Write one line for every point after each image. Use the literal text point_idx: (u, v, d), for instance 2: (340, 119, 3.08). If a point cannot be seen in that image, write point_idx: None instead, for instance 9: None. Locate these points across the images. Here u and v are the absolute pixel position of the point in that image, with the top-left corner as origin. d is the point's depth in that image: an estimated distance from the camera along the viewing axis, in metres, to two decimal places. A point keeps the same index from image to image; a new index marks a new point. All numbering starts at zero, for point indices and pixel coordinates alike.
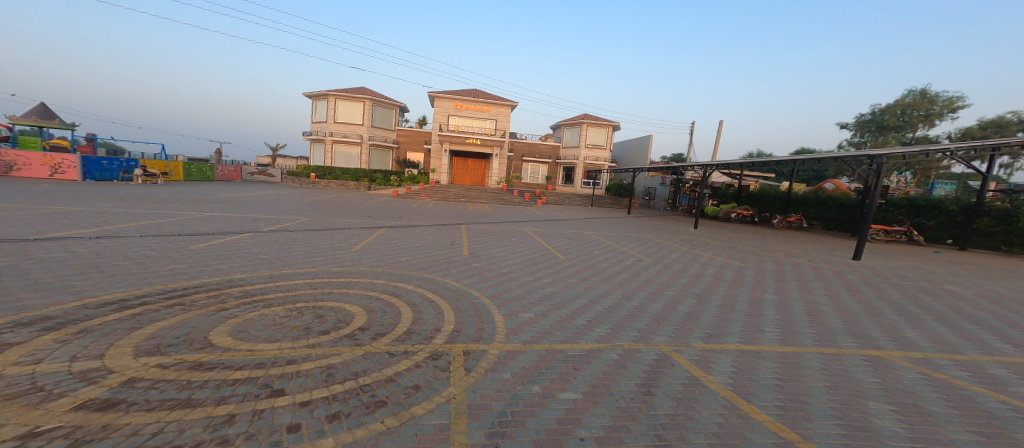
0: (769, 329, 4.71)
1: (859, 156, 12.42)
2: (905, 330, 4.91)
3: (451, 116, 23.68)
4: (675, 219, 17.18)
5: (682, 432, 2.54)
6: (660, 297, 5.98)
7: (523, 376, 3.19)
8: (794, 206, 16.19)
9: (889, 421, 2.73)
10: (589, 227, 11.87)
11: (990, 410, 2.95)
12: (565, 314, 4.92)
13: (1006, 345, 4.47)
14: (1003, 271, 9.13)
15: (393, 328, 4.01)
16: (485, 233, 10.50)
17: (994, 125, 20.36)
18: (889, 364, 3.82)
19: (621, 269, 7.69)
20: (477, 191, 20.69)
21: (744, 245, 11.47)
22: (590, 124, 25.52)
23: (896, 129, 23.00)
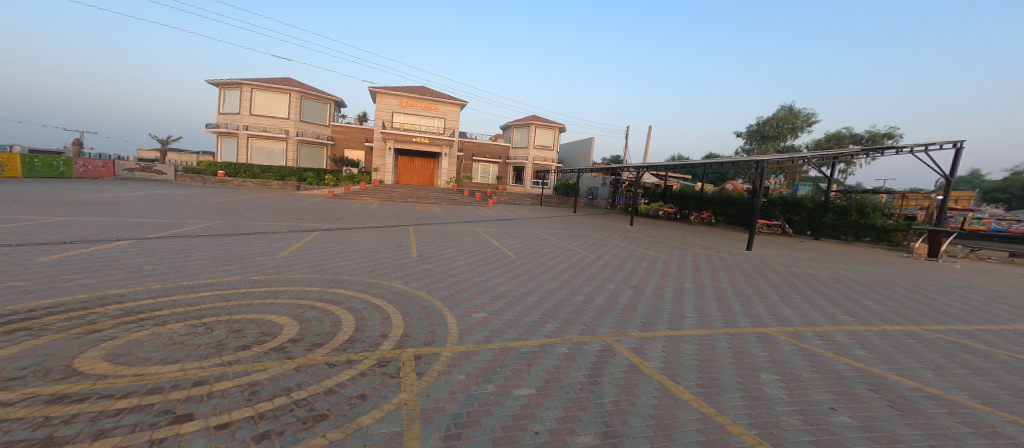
0: (689, 316, 5.50)
1: (748, 161, 14.63)
2: (783, 309, 6.05)
3: (396, 114, 22.85)
4: (609, 217, 18.58)
5: (624, 416, 2.84)
6: (603, 291, 6.57)
7: (477, 376, 3.30)
8: (706, 205, 18.49)
9: (775, 389, 3.39)
10: (534, 226, 12.37)
11: (839, 372, 3.84)
12: (517, 312, 5.19)
13: (846, 316, 5.77)
14: (847, 256, 11.55)
15: (334, 337, 3.82)
16: (433, 234, 10.38)
17: (836, 137, 25.58)
18: (773, 339, 4.71)
19: (567, 266, 8.25)
20: (426, 191, 20.23)
21: (668, 239, 12.90)
22: (539, 125, 26.28)
23: (773, 139, 27.53)
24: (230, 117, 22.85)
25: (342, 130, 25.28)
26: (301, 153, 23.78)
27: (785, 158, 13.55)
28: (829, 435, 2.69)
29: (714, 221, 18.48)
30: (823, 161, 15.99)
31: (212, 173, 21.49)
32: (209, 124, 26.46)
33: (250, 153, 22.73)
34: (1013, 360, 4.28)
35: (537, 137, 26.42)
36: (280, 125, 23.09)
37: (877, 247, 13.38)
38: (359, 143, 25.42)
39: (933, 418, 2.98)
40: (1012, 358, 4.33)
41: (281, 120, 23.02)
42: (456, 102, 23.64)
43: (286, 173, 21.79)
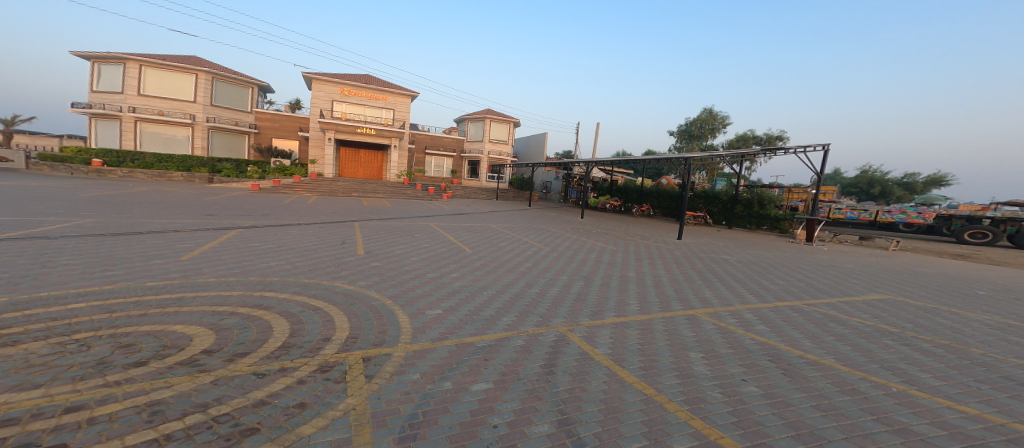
0: (632, 303, 5.82)
1: (677, 158, 15.84)
2: (706, 292, 6.66)
3: (336, 103, 21.19)
4: (561, 210, 19.12)
5: (577, 403, 2.89)
6: (556, 283, 6.68)
7: (433, 375, 3.13)
8: (646, 199, 19.76)
9: (701, 366, 3.73)
10: (487, 220, 12.27)
11: (748, 345, 4.32)
12: (472, 307, 5.03)
13: (751, 295, 6.50)
14: (752, 243, 13.04)
15: (263, 345, 3.30)
16: (380, 230, 9.78)
17: (744, 139, 28.81)
18: (698, 320, 5.16)
19: (522, 259, 8.26)
20: (374, 185, 19.09)
21: (614, 231, 13.59)
22: (493, 119, 26.10)
23: (698, 138, 30.04)
24: (112, 96, 19.62)
25: (269, 117, 22.67)
26: (212, 140, 21.09)
27: (704, 156, 14.92)
28: (742, 404, 3.01)
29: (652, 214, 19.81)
30: (733, 159, 17.74)
31: (84, 161, 17.82)
32: (79, 103, 22.18)
33: (140, 137, 19.70)
34: (863, 326, 5.11)
35: (492, 131, 26.20)
36: (184, 109, 20.34)
37: (773, 234, 15.27)
38: (291, 132, 23.21)
39: (812, 381, 3.46)
40: (863, 324, 5.18)
41: (185, 103, 20.25)
42: (405, 93, 22.55)
43: (194, 164, 19.27)
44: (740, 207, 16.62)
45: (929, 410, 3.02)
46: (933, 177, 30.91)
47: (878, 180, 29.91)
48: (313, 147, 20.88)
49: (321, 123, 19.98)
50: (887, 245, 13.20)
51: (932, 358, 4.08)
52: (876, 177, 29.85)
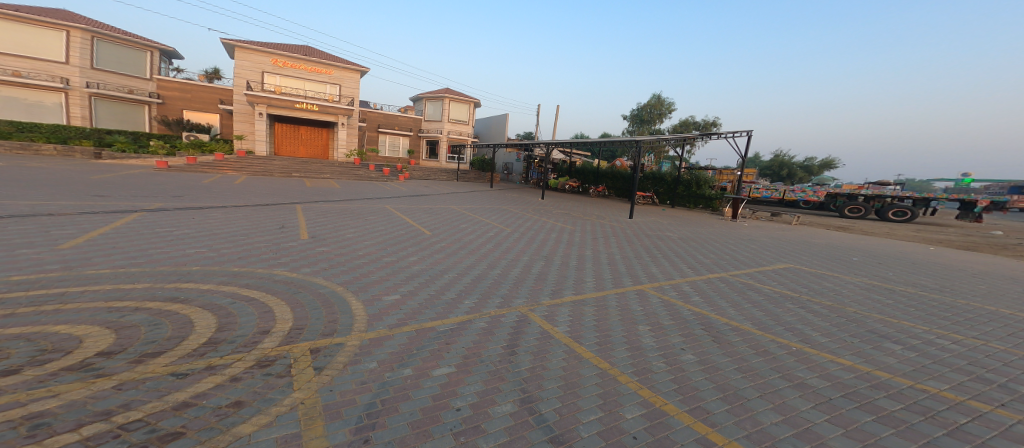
0: (589, 280, 5.72)
1: (629, 141, 16.22)
2: (652, 267, 6.83)
3: (268, 75, 19.09)
4: (520, 191, 18.96)
5: (538, 381, 2.78)
6: (518, 263, 6.29)
7: (392, 361, 2.74)
8: (602, 180, 20.25)
9: (648, 338, 3.73)
10: (446, 202, 11.75)
11: (686, 315, 4.41)
12: (434, 290, 4.30)
13: (688, 269, 6.78)
14: (688, 221, 13.78)
15: (183, 342, 2.58)
16: (326, 214, 8.77)
17: (689, 125, 30.31)
18: (646, 294, 5.19)
19: (482, 240, 7.71)
20: (317, 164, 17.66)
21: (572, 211, 13.68)
22: (452, 98, 25.03)
23: (647, 123, 31.09)
24: None
25: (178, 86, 19.93)
26: (97, 109, 17.96)
27: (653, 140, 15.40)
28: (682, 373, 3.08)
29: (607, 195, 20.37)
30: (680, 142, 18.52)
31: None
32: None
33: None
34: (769, 292, 5.49)
35: (450, 111, 25.13)
36: (55, 71, 17.09)
37: (705, 212, 16.28)
38: (208, 103, 20.45)
39: (733, 346, 3.62)
40: (772, 291, 5.56)
41: (56, 64, 17.01)
42: (352, 67, 20.78)
43: (73, 134, 16.18)
44: (682, 188, 17.54)
45: (819, 364, 3.33)
46: (825, 162, 35.15)
47: (788, 164, 33.07)
48: (241, 122, 19.02)
49: (249, 96, 17.95)
50: (790, 221, 14.65)
51: (819, 318, 4.48)
52: (787, 161, 32.94)
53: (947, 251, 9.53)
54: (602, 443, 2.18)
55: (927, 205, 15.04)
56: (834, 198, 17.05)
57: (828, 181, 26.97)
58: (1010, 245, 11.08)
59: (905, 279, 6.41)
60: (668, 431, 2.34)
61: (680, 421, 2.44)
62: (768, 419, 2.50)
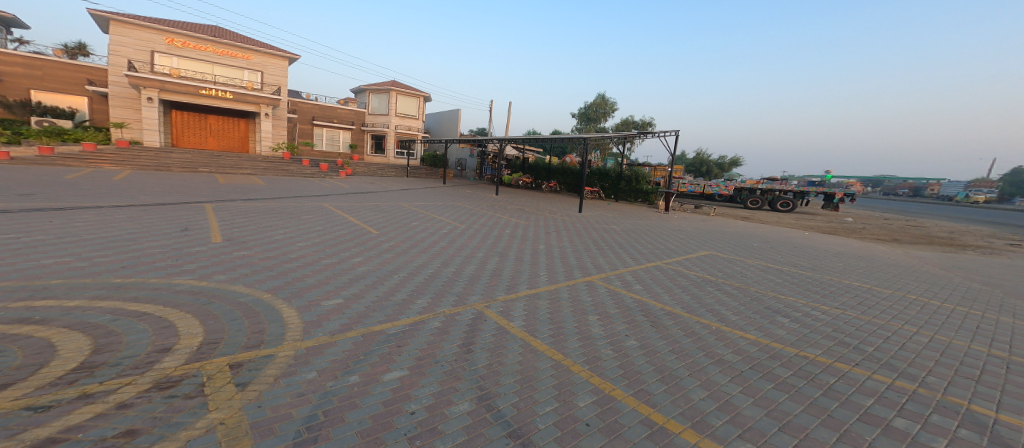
0: (543, 274, 5.70)
1: (577, 138, 16.60)
2: (598, 259, 7.02)
3: (160, 55, 16.53)
4: (471, 186, 18.72)
5: (495, 377, 2.66)
6: (473, 260, 6.11)
7: (335, 370, 2.47)
8: (554, 175, 20.65)
9: (597, 327, 3.76)
10: (395, 199, 11.24)
11: (629, 303, 4.54)
12: (382, 291, 3.98)
13: (630, 259, 7.03)
14: (628, 214, 14.40)
15: (44, 370, 2.00)
16: (253, 213, 7.45)
17: (630, 124, 31.84)
18: (594, 285, 5.27)
19: (436, 237, 7.34)
20: (241, 160, 16.06)
21: (525, 207, 13.73)
22: (400, 92, 23.98)
23: (593, 121, 32.14)
24: None
25: (19, 60, 15.42)
26: None
27: (601, 137, 15.86)
28: (626, 357, 3.13)
29: (558, 190, 20.77)
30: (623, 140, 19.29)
31: None
32: None
33: None
34: (694, 277, 5.82)
35: (398, 105, 24.10)
36: None
37: (644, 205, 17.16)
38: (69, 84, 16.26)
39: (667, 329, 3.77)
40: (696, 276, 5.91)
41: None
42: (274, 53, 18.92)
43: None
44: (626, 184, 18.33)
45: (732, 340, 3.55)
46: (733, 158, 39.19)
47: (708, 162, 35.93)
48: (127, 110, 16.31)
49: (132, 78, 15.33)
50: (709, 212, 16.01)
51: (732, 298, 4.82)
52: (705, 159, 36.03)
53: (818, 235, 10.93)
54: (558, 433, 2.13)
55: (803, 195, 17.82)
56: (740, 192, 18.80)
57: (741, 176, 29.94)
58: (862, 229, 13.12)
59: (802, 261, 7.19)
60: (617, 416, 2.34)
61: (627, 405, 2.47)
62: (697, 395, 2.62)
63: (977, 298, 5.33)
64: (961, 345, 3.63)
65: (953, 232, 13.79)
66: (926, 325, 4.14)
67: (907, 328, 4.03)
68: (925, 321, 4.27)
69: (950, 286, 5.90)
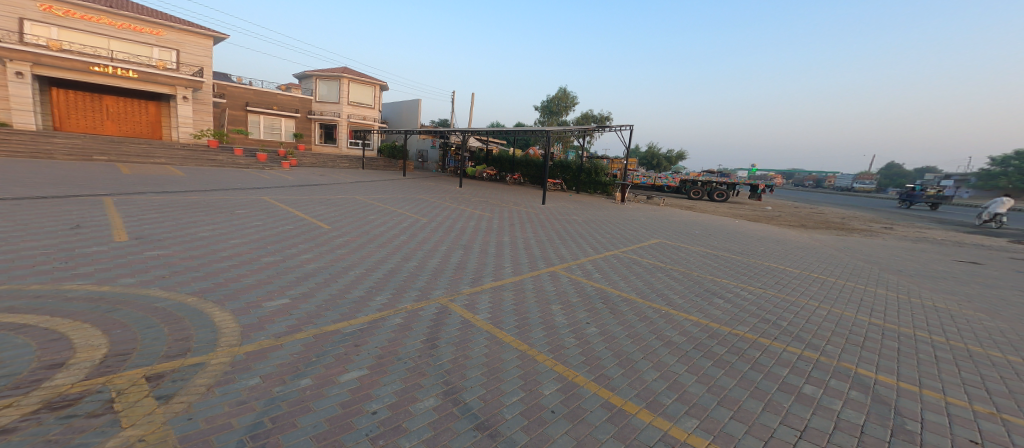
0: (508, 265, 5.66)
1: (538, 131, 16.62)
2: (560, 249, 7.10)
3: (33, 24, 13.61)
4: (433, 179, 18.29)
5: (461, 371, 2.60)
6: (436, 254, 5.97)
7: (283, 374, 2.31)
8: (517, 168, 20.69)
9: (560, 315, 3.79)
10: (352, 192, 10.72)
11: (589, 290, 4.63)
12: (336, 289, 3.77)
13: (590, 249, 7.18)
14: (588, 205, 14.76)
15: None
16: (170, 204, 6.65)
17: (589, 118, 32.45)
18: (557, 275, 5.32)
19: (395, 231, 7.07)
20: (162, 146, 14.28)
21: (488, 199, 13.61)
22: (352, 79, 22.78)
23: (555, 114, 32.37)
24: None
25: None
26: None
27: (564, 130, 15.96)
28: (587, 344, 3.17)
29: (522, 182, 20.83)
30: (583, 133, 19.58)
31: None
32: None
33: None
34: (647, 264, 6.05)
35: (351, 93, 22.92)
36: None
37: (603, 197, 17.61)
38: None
39: (624, 314, 3.87)
40: (649, 263, 6.13)
41: None
42: (192, 30, 16.38)
43: None
44: (586, 176, 18.68)
45: (678, 323, 3.70)
46: (679, 153, 41.29)
47: (659, 155, 37.48)
48: None
49: None
50: (659, 202, 16.68)
51: (679, 282, 5.05)
52: (656, 152, 37.58)
53: (742, 222, 11.72)
54: (525, 422, 2.12)
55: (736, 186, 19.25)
56: (685, 184, 19.83)
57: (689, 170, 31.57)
58: (778, 216, 14.27)
59: (743, 246, 7.67)
60: (580, 401, 2.36)
61: (589, 390, 2.49)
62: (650, 376, 2.70)
63: (869, 275, 5.94)
64: (853, 317, 4.03)
65: (844, 218, 15.43)
66: (846, 301, 4.55)
67: (831, 305, 4.39)
68: (845, 298, 4.68)
69: (867, 267, 6.52)
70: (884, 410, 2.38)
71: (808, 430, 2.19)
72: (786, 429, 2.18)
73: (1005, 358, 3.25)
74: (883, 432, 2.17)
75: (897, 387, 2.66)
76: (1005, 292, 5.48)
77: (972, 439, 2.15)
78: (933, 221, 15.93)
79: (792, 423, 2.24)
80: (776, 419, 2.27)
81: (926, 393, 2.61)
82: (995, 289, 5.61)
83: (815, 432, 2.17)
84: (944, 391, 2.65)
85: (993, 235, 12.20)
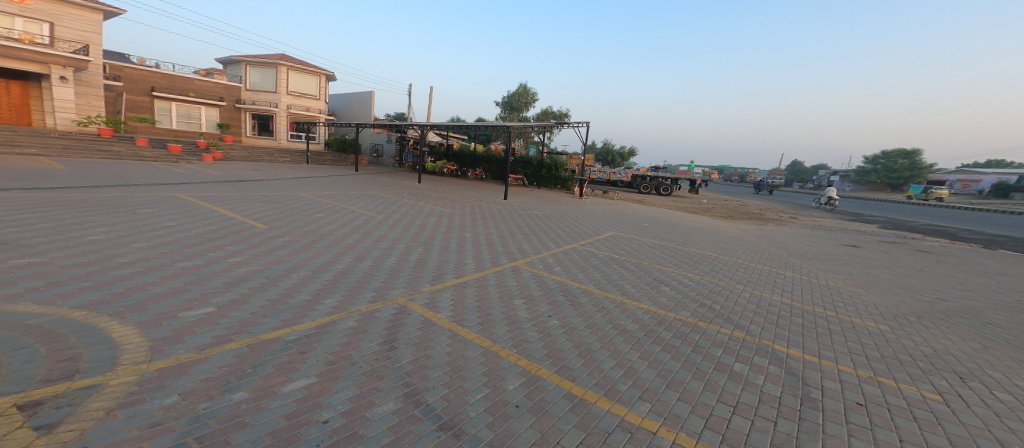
0: (470, 262, 5.53)
1: (499, 127, 16.47)
2: (522, 244, 7.05)
3: None
4: (390, 174, 17.66)
5: (422, 372, 2.47)
6: (393, 252, 5.72)
7: (211, 389, 2.08)
8: (479, 163, 20.51)
9: (523, 310, 3.74)
10: (302, 190, 10.04)
11: (551, 284, 4.63)
12: (276, 294, 3.48)
13: (552, 243, 7.20)
14: (548, 199, 14.89)
15: None
16: (84, 206, 5.85)
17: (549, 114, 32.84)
18: (520, 270, 5.27)
19: (347, 230, 6.70)
20: (59, 137, 12.34)
21: (449, 195, 13.31)
22: (290, 67, 20.84)
23: (516, 110, 32.32)
24: None
25: None
26: None
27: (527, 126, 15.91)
28: (549, 337, 3.14)
29: (484, 178, 20.68)
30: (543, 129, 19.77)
31: None
32: None
33: None
34: (604, 256, 6.16)
35: (290, 82, 20.98)
36: None
37: (563, 192, 17.88)
38: None
39: (584, 306, 3.90)
40: (606, 255, 6.24)
41: None
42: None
43: None
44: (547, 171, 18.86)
45: (632, 311, 3.78)
46: (633, 150, 42.96)
47: (614, 151, 38.55)
48: None
49: None
50: (614, 197, 17.21)
51: (635, 273, 5.17)
52: (612, 149, 38.75)
53: (684, 215, 12.32)
54: (490, 418, 2.06)
55: (679, 181, 20.35)
56: (637, 179, 20.66)
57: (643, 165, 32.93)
58: (713, 208, 15.28)
59: (694, 237, 8.04)
60: (543, 394, 2.32)
61: (551, 382, 2.46)
62: (608, 365, 2.71)
63: (803, 261, 6.43)
64: (787, 299, 4.32)
65: (760, 208, 16.86)
66: (783, 285, 4.87)
67: (770, 289, 4.67)
68: (782, 282, 5.02)
69: (801, 254, 7.06)
70: (795, 382, 2.57)
71: (740, 405, 2.29)
72: (721, 407, 2.27)
73: (904, 330, 3.63)
74: (796, 402, 2.34)
75: (804, 360, 2.88)
76: (886, 270, 6.18)
77: (859, 402, 2.38)
78: (823, 209, 17.96)
79: (727, 400, 2.35)
80: (714, 397, 2.36)
81: (826, 363, 2.86)
82: (892, 269, 6.31)
83: (745, 407, 2.28)
84: (837, 360, 2.92)
85: (865, 221, 13.99)
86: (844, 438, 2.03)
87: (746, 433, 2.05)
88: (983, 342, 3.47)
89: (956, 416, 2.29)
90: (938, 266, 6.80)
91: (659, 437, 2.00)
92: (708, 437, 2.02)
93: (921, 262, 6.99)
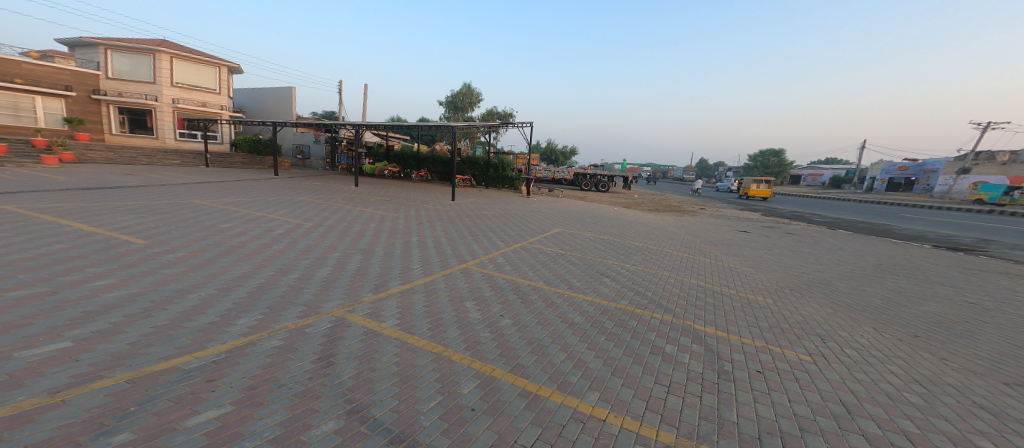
0: (416, 266, 5.26)
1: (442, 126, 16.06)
2: (472, 245, 6.89)
3: None
4: (325, 178, 16.57)
5: (367, 385, 2.23)
6: (327, 261, 5.28)
7: (79, 435, 1.69)
8: (423, 165, 19.91)
9: (474, 312, 3.57)
10: (225, 199, 9.00)
11: (502, 283, 4.52)
12: (168, 319, 2.99)
13: (501, 242, 7.11)
14: (495, 199, 14.88)
15: None
16: None
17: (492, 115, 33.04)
18: (470, 271, 5.11)
19: (275, 241, 6.09)
20: None
21: (393, 198, 12.74)
22: (177, 55, 17.50)
23: (460, 110, 31.85)
24: None
25: None
26: None
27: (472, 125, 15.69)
28: (502, 336, 3.02)
29: (429, 179, 20.14)
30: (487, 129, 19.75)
31: None
32: None
33: None
34: (550, 252, 6.20)
35: (177, 72, 17.63)
36: None
37: (508, 191, 17.98)
38: None
39: (534, 303, 3.83)
40: (555, 251, 6.29)
41: None
42: None
43: None
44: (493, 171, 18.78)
45: (580, 304, 3.79)
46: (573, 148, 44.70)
47: (558, 150, 39.46)
48: None
49: None
50: (558, 194, 17.65)
51: (582, 267, 5.24)
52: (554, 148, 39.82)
53: (621, 209, 12.97)
54: (445, 425, 1.90)
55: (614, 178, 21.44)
56: (580, 177, 21.37)
57: None
58: (642, 202, 16.36)
59: (634, 230, 8.41)
60: (498, 394, 2.20)
61: (506, 381, 2.33)
62: (559, 359, 2.65)
63: (729, 247, 6.97)
64: (719, 282, 4.60)
65: (679, 201, 18.37)
66: (716, 270, 5.20)
67: (707, 274, 4.95)
68: (716, 267, 5.37)
69: (728, 241, 7.64)
70: (711, 357, 2.70)
71: (673, 384, 2.34)
72: (658, 388, 2.30)
73: (812, 303, 4.01)
74: (714, 376, 2.44)
75: (718, 336, 3.05)
76: (797, 252, 6.89)
77: (757, 369, 2.54)
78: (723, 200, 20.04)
79: (662, 380, 2.39)
80: (652, 379, 2.40)
81: (732, 337, 3.04)
82: (801, 251, 7.06)
83: (677, 385, 2.33)
84: (739, 334, 3.12)
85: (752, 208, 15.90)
86: (752, 404, 2.14)
87: (680, 409, 2.08)
88: (863, 308, 3.96)
89: (822, 372, 2.53)
90: (823, 245, 7.74)
91: (608, 423, 1.96)
92: (650, 418, 2.01)
93: (805, 243, 7.94)
